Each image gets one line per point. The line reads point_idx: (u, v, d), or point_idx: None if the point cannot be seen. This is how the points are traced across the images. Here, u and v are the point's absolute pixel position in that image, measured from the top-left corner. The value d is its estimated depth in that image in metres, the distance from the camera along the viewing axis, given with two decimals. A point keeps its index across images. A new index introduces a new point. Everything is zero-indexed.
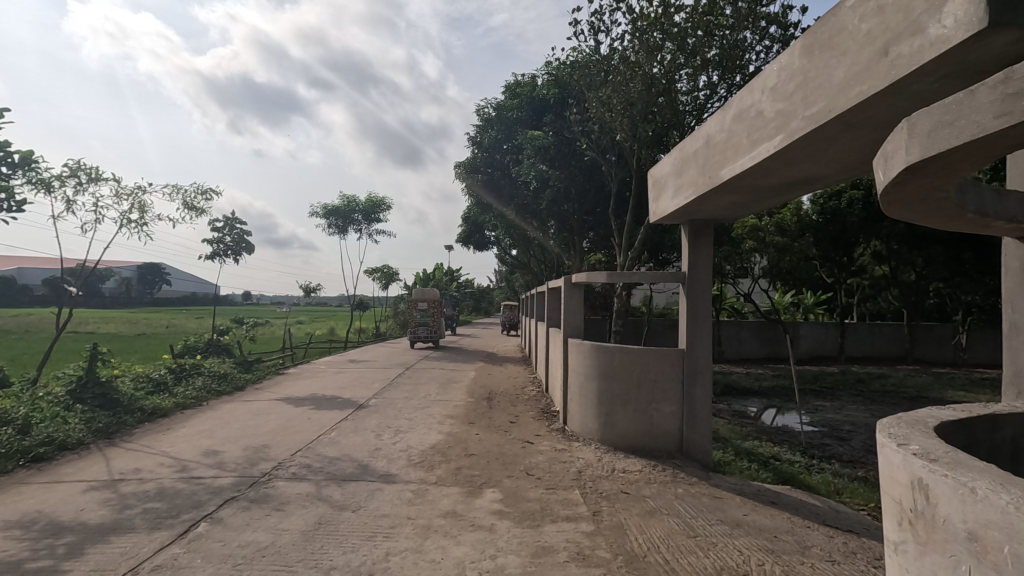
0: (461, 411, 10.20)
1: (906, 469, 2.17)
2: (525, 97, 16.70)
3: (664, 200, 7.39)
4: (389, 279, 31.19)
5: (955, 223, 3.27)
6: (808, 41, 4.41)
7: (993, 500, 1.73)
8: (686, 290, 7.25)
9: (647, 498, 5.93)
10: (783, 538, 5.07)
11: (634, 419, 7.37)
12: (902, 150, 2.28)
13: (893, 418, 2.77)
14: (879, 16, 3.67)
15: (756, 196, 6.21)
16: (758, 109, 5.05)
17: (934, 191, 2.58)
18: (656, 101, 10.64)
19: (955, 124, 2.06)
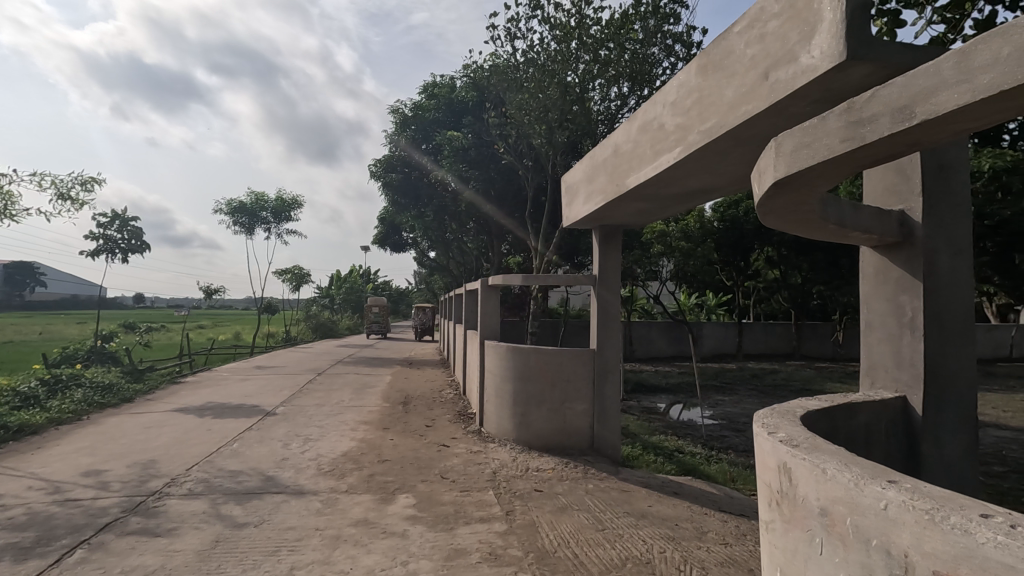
0: (376, 416, 9.98)
1: (775, 455, 2.40)
2: (443, 99, 16.71)
3: (576, 206, 7.64)
4: (301, 280, 29.77)
5: (821, 233, 3.66)
6: (703, 60, 4.74)
7: (838, 479, 1.97)
8: (597, 292, 7.55)
9: (559, 494, 6.10)
10: (682, 525, 5.41)
11: (548, 418, 7.55)
12: (771, 167, 2.52)
13: (768, 408, 3.06)
14: (761, 43, 4.02)
15: (660, 203, 6.56)
16: (660, 122, 5.36)
17: (802, 203, 2.88)
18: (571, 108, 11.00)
19: (812, 146, 2.28)
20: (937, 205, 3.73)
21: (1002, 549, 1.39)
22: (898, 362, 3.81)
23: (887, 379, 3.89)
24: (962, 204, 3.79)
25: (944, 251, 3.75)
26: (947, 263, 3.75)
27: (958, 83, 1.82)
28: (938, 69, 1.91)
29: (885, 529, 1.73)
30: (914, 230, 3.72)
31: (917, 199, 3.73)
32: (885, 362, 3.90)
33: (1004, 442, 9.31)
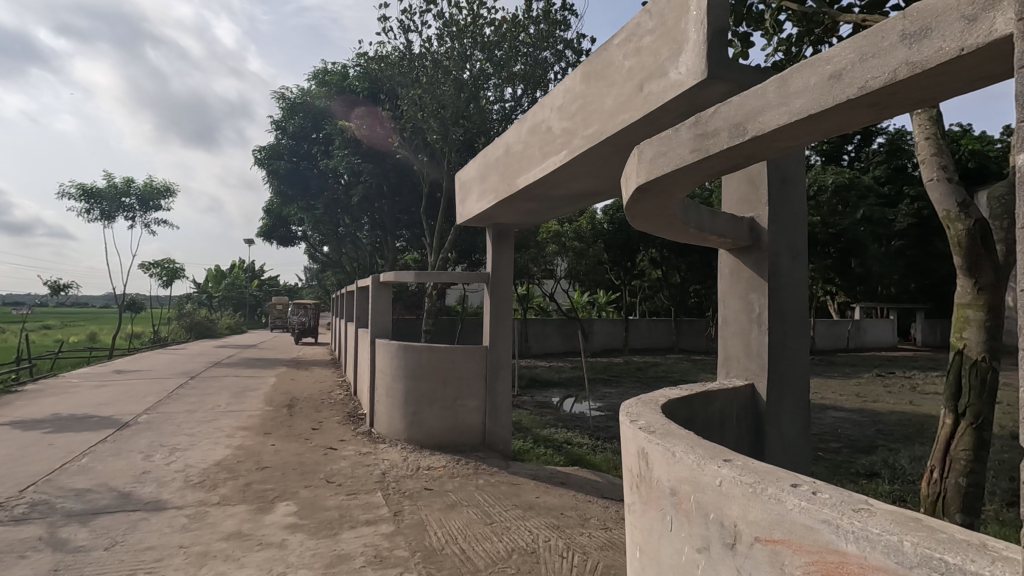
0: (257, 421, 9.34)
1: (635, 442, 2.58)
2: (334, 86, 15.96)
3: (470, 203, 7.65)
4: (174, 275, 27.08)
5: (686, 236, 3.97)
6: (586, 69, 4.96)
7: (683, 460, 2.16)
8: (490, 290, 7.64)
9: (449, 492, 6.10)
10: (567, 513, 5.64)
11: (440, 416, 7.51)
12: (634, 173, 2.68)
13: (634, 397, 3.27)
14: (637, 56, 4.28)
15: (550, 204, 6.78)
16: (547, 125, 5.52)
17: (664, 208, 3.10)
18: (466, 107, 10.94)
19: (667, 155, 2.44)
20: (779, 214, 4.20)
21: (806, 513, 1.60)
22: (748, 353, 4.26)
23: (740, 368, 4.32)
24: (799, 213, 4.31)
25: (786, 255, 4.23)
26: (787, 265, 4.24)
27: (778, 104, 1.83)
28: (764, 90, 1.93)
29: (720, 503, 1.92)
30: (762, 236, 4.16)
31: (764, 209, 4.18)
32: (738, 353, 4.34)
33: (841, 422, 10.70)
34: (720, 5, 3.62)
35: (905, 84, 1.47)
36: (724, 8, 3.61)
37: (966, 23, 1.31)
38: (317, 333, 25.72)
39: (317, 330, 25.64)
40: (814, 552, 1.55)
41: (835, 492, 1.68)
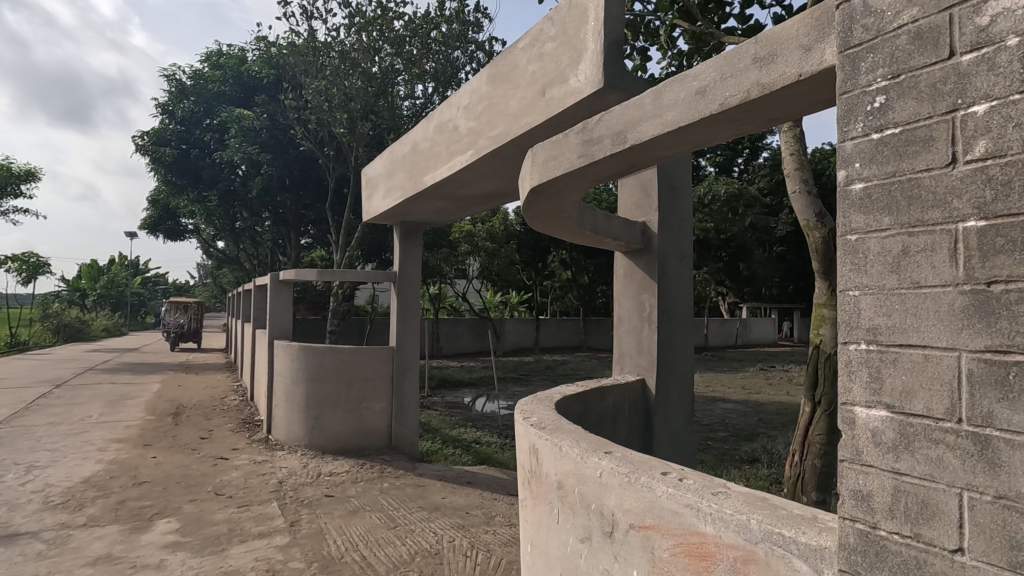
0: (135, 431, 8.48)
1: (527, 438, 2.65)
2: (231, 71, 14.86)
3: (376, 200, 7.43)
4: (36, 271, 23.86)
5: (583, 239, 4.13)
6: (492, 70, 4.99)
7: (568, 453, 2.24)
8: (397, 289, 7.47)
9: (351, 497, 5.89)
10: (473, 512, 5.64)
11: (343, 420, 7.24)
12: (529, 175, 2.74)
13: (531, 394, 3.34)
14: (540, 62, 4.37)
15: (457, 203, 6.75)
16: (454, 124, 5.49)
17: (559, 210, 3.21)
18: (374, 102, 10.61)
19: (556, 159, 2.51)
20: (668, 219, 4.47)
21: (672, 498, 1.71)
22: (639, 350, 4.50)
23: (632, 365, 4.56)
24: (685, 219, 4.61)
25: (673, 258, 4.51)
26: (675, 267, 4.52)
27: (654, 115, 1.92)
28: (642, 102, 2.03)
29: (600, 494, 2.01)
30: (652, 239, 4.42)
31: (654, 214, 4.44)
32: (630, 350, 4.58)
33: (729, 413, 11.61)
34: (616, 18, 3.78)
35: (757, 103, 1.59)
36: (620, 22, 3.77)
37: (803, 51, 1.44)
38: (199, 337, 21.07)
39: (199, 334, 21.03)
40: (679, 533, 1.67)
41: (699, 477, 1.81)
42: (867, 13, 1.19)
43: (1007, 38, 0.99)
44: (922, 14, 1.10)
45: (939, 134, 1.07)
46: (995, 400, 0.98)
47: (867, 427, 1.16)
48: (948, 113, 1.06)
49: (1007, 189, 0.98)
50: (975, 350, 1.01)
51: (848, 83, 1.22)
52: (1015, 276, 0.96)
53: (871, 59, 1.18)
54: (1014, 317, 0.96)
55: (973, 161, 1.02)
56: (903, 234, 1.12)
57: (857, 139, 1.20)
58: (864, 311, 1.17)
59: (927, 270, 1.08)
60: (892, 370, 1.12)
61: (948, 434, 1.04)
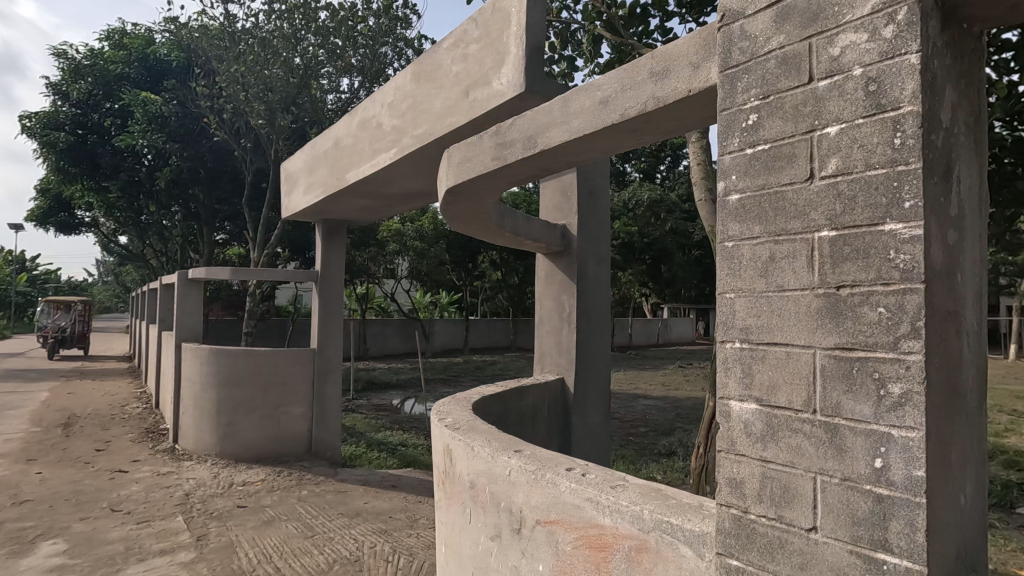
0: (17, 446, 7.65)
1: (441, 439, 2.65)
2: (135, 52, 13.71)
3: (296, 196, 7.12)
4: None
5: (504, 240, 4.19)
6: (416, 68, 4.93)
7: (480, 452, 2.26)
8: (319, 289, 7.21)
9: (267, 507, 5.61)
10: (396, 516, 5.53)
11: (259, 426, 6.89)
12: (445, 177, 2.74)
13: (449, 396, 3.34)
14: (464, 62, 4.37)
15: (382, 202, 6.60)
16: (378, 121, 5.37)
17: (478, 211, 3.24)
18: (295, 93, 10.18)
19: (470, 161, 2.53)
20: (587, 223, 4.61)
21: (574, 493, 1.77)
22: (558, 349, 4.62)
23: (552, 364, 4.67)
24: (603, 223, 4.76)
25: (592, 260, 4.66)
26: (593, 269, 4.67)
27: (562, 122, 1.98)
28: (552, 108, 2.08)
29: (509, 492, 2.04)
30: (571, 242, 4.55)
31: (574, 217, 4.57)
32: (551, 350, 4.69)
33: (649, 409, 12.10)
34: (537, 24, 3.85)
35: (654, 114, 1.68)
36: (541, 28, 3.84)
37: (693, 68, 1.54)
38: (83, 342, 18.79)
39: (84, 338, 18.77)
40: (580, 526, 1.73)
41: (600, 471, 1.88)
42: (743, 37, 1.29)
43: (853, 67, 1.10)
44: (788, 41, 1.21)
45: (800, 152, 1.18)
46: (842, 392, 1.09)
47: (741, 418, 1.26)
48: (808, 132, 1.17)
49: (853, 204, 1.09)
50: (827, 347, 1.12)
51: (728, 100, 1.32)
52: (858, 281, 1.08)
53: (747, 79, 1.28)
54: (858, 317, 1.08)
55: (827, 177, 1.13)
56: (770, 241, 1.22)
57: (735, 152, 1.30)
58: (738, 312, 1.27)
59: (789, 275, 1.19)
60: (761, 366, 1.23)
61: (805, 424, 1.15)
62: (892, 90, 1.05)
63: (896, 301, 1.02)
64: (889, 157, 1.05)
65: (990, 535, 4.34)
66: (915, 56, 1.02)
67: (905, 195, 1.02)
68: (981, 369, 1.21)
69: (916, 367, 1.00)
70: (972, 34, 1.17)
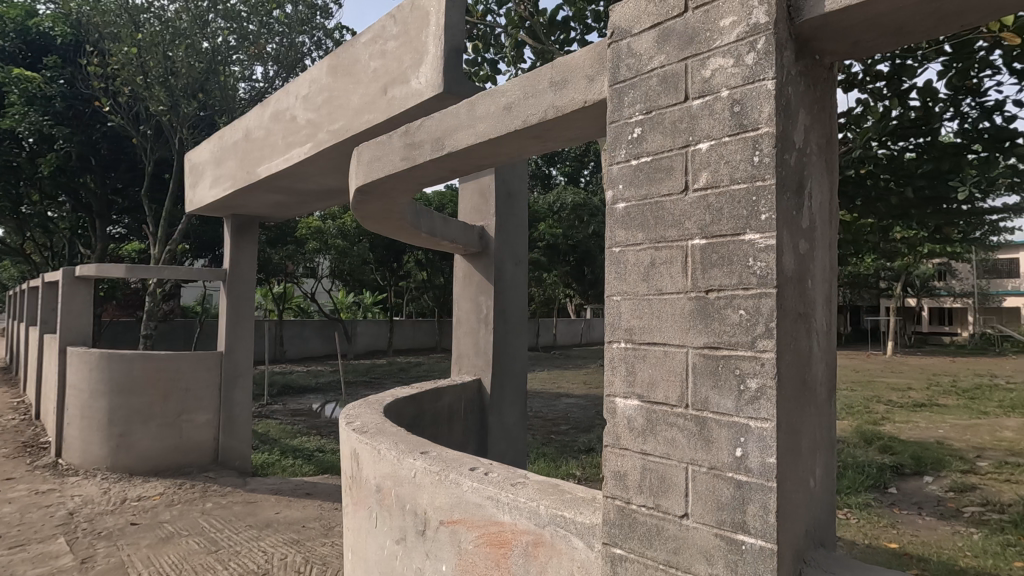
0: None
1: (348, 444, 2.59)
2: (13, 24, 12.15)
3: (201, 189, 6.66)
4: None
5: (419, 240, 4.15)
6: (333, 62, 4.77)
7: (386, 455, 2.23)
8: (226, 288, 6.77)
9: (165, 523, 5.22)
10: (310, 525, 5.32)
11: (158, 435, 6.39)
12: (354, 175, 2.69)
13: (360, 399, 3.27)
14: (382, 59, 4.28)
15: (297, 198, 6.32)
16: (291, 113, 5.14)
17: (391, 211, 3.20)
18: (203, 78, 9.51)
19: (380, 160, 2.50)
20: (504, 225, 4.66)
21: (475, 492, 1.80)
22: (476, 350, 4.65)
23: (470, 365, 4.69)
24: (521, 225, 4.83)
25: (510, 261, 4.71)
26: (511, 270, 4.72)
27: (469, 125, 2.00)
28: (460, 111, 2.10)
29: (414, 495, 2.03)
30: (489, 243, 4.59)
31: (491, 219, 4.61)
32: (468, 351, 4.72)
33: (572, 407, 12.39)
34: (456, 25, 3.84)
35: (554, 123, 1.73)
36: (460, 30, 3.85)
37: (588, 81, 1.61)
38: None
39: None
40: (481, 524, 1.76)
41: (503, 470, 1.92)
42: (630, 55, 1.37)
43: (721, 90, 1.20)
44: (667, 61, 1.30)
45: (677, 165, 1.26)
46: (709, 387, 1.19)
47: (625, 414, 1.33)
48: (683, 147, 1.26)
49: (720, 215, 1.19)
50: (697, 347, 1.21)
51: (616, 114, 1.40)
52: (723, 286, 1.18)
53: (633, 95, 1.36)
54: (723, 318, 1.17)
55: (699, 189, 1.22)
56: (651, 248, 1.30)
57: (621, 163, 1.38)
58: (623, 314, 1.35)
59: (667, 280, 1.27)
60: (642, 365, 1.31)
61: (679, 417, 1.23)
62: (753, 112, 1.15)
63: (753, 303, 1.13)
64: (749, 173, 1.15)
65: (865, 513, 4.82)
66: (771, 83, 1.13)
67: (762, 208, 1.13)
68: (831, 365, 1.35)
69: (768, 364, 1.11)
70: (824, 65, 1.31)
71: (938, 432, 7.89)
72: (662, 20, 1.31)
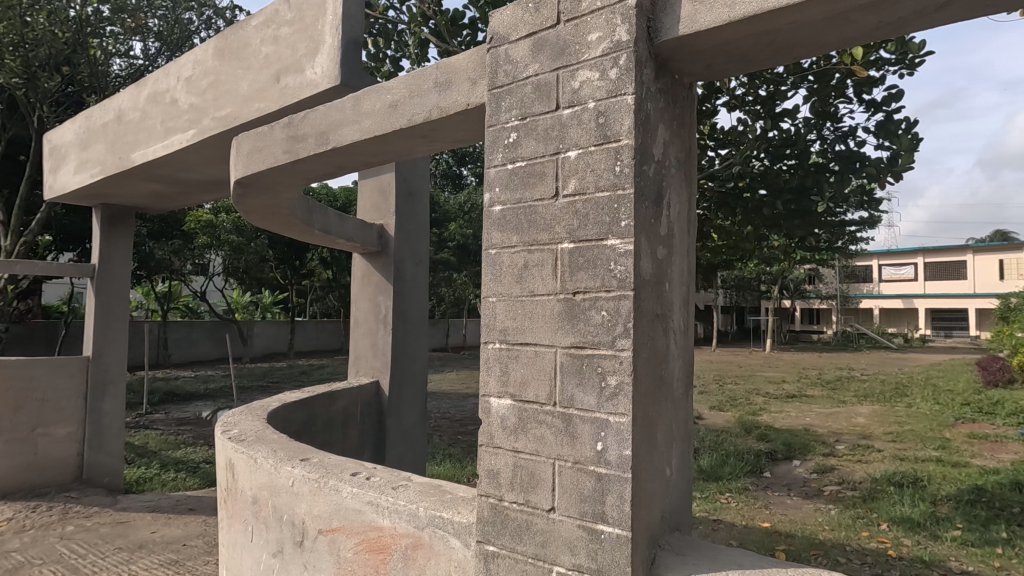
0: None
1: (223, 453, 2.43)
2: None
3: (64, 173, 5.89)
4: None
5: (312, 237, 3.98)
6: (220, 44, 4.43)
7: (263, 464, 2.11)
8: (95, 285, 5.92)
9: (13, 552, 4.57)
10: (192, 543, 4.87)
11: (5, 454, 5.45)
12: (233, 166, 2.52)
13: (242, 406, 3.08)
14: (274, 44, 4.03)
15: (180, 189, 5.79)
16: (171, 96, 4.71)
17: (279, 205, 3.03)
18: (68, 51, 8.31)
19: (262, 152, 2.37)
20: (405, 225, 4.58)
21: (355, 498, 1.75)
22: (374, 351, 4.54)
23: (367, 367, 4.57)
24: (422, 224, 4.75)
25: (410, 261, 4.63)
26: (411, 270, 4.64)
27: (354, 121, 1.94)
28: (347, 106, 2.03)
29: (292, 504, 1.94)
30: (388, 242, 4.50)
31: (391, 218, 4.51)
32: (366, 352, 4.59)
33: None
34: (354, 16, 3.70)
35: (438, 124, 1.73)
36: (358, 21, 3.68)
37: (471, 84, 1.62)
38: None
39: None
40: (360, 531, 1.72)
41: (385, 474, 1.88)
42: (507, 62, 1.40)
43: (588, 101, 1.26)
44: (541, 70, 1.34)
45: (548, 171, 1.31)
46: (574, 385, 1.24)
47: (499, 414, 1.36)
48: (555, 154, 1.30)
49: (586, 221, 1.25)
50: (565, 346, 1.26)
51: (494, 118, 1.42)
52: (588, 288, 1.23)
53: (508, 101, 1.39)
54: (587, 319, 1.23)
55: (567, 196, 1.28)
56: (525, 250, 1.34)
57: (499, 167, 1.40)
58: (498, 314, 1.38)
59: (538, 282, 1.31)
60: (515, 365, 1.34)
61: (547, 415, 1.28)
62: (615, 124, 1.22)
63: (614, 305, 1.19)
64: (611, 182, 1.22)
65: (743, 496, 5.26)
66: (630, 97, 1.20)
67: (622, 216, 1.20)
68: (688, 362, 1.46)
69: (625, 362, 1.17)
70: (682, 84, 1.41)
71: (805, 420, 8.82)
72: (536, 30, 1.35)
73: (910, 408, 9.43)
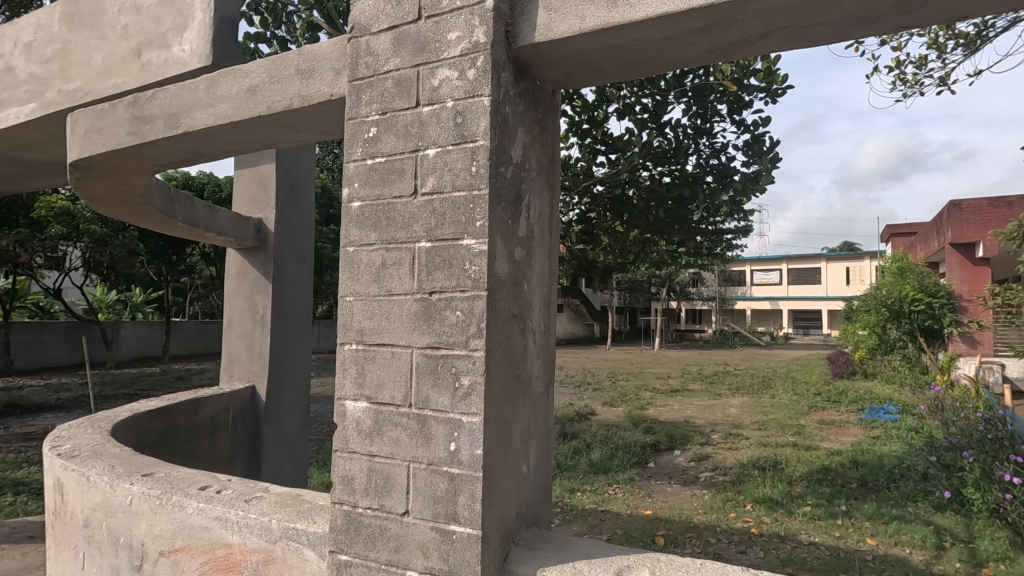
0: None
1: (51, 473, 2.14)
2: None
3: None
4: None
5: (174, 229, 3.64)
6: (68, 8, 3.89)
7: (97, 482, 1.88)
8: None
9: None
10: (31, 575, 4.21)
11: None
12: (68, 147, 2.25)
13: (81, 419, 2.74)
14: (134, 14, 3.61)
15: (20, 171, 5.02)
16: (6, 64, 4.08)
17: (129, 192, 2.72)
18: None
19: (102, 132, 2.13)
20: (286, 219, 4.31)
21: (201, 514, 1.61)
22: (250, 353, 4.24)
23: (242, 371, 4.26)
24: (307, 219, 4.50)
25: (291, 258, 4.36)
26: (292, 268, 4.37)
27: (209, 104, 1.79)
28: (203, 89, 1.88)
29: (130, 524, 1.75)
30: (267, 237, 4.22)
31: (271, 211, 4.23)
32: (241, 355, 4.27)
33: None
34: None
35: (301, 113, 1.65)
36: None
37: (335, 73, 1.55)
38: None
39: None
40: (206, 549, 1.58)
41: (239, 486, 1.75)
42: (368, 53, 1.36)
43: (446, 100, 1.25)
44: (402, 65, 1.31)
45: (406, 168, 1.29)
46: (429, 386, 1.23)
47: (354, 417, 1.31)
48: (413, 151, 1.28)
49: (443, 219, 1.24)
50: (420, 347, 1.24)
51: (354, 110, 1.37)
52: (443, 288, 1.22)
53: (369, 94, 1.35)
54: (442, 319, 1.22)
55: (426, 194, 1.26)
56: (382, 249, 1.31)
57: (358, 162, 1.36)
58: (355, 315, 1.33)
59: (395, 281, 1.28)
60: (372, 366, 1.30)
61: (402, 417, 1.25)
62: (471, 125, 1.22)
63: (467, 305, 1.20)
64: (467, 182, 1.22)
65: (629, 487, 5.56)
66: (486, 99, 1.21)
67: (477, 216, 1.20)
68: (549, 362, 1.49)
69: (478, 361, 1.18)
70: (545, 90, 1.45)
71: (686, 413, 9.49)
72: (397, 23, 1.32)
73: (774, 399, 10.48)
